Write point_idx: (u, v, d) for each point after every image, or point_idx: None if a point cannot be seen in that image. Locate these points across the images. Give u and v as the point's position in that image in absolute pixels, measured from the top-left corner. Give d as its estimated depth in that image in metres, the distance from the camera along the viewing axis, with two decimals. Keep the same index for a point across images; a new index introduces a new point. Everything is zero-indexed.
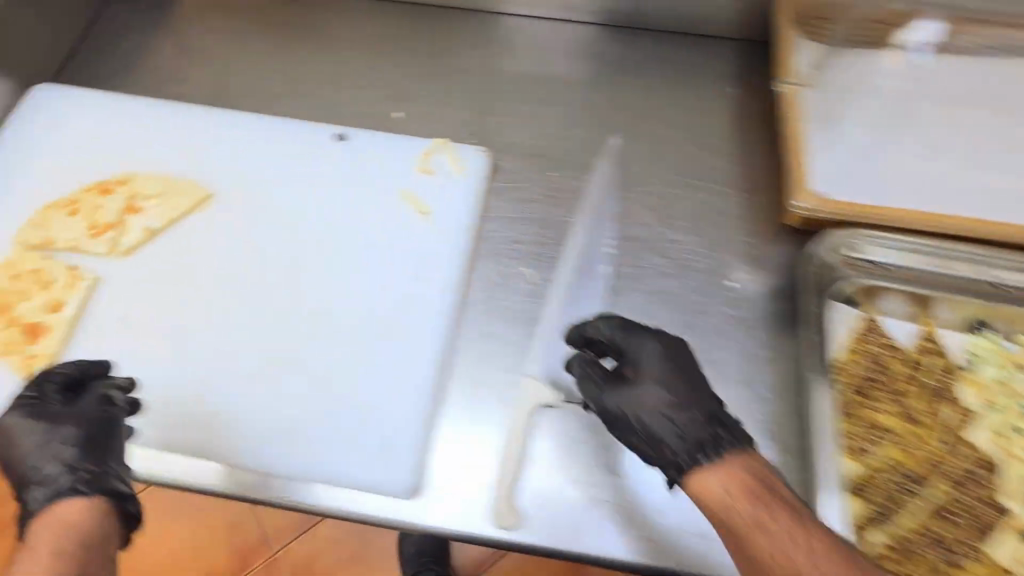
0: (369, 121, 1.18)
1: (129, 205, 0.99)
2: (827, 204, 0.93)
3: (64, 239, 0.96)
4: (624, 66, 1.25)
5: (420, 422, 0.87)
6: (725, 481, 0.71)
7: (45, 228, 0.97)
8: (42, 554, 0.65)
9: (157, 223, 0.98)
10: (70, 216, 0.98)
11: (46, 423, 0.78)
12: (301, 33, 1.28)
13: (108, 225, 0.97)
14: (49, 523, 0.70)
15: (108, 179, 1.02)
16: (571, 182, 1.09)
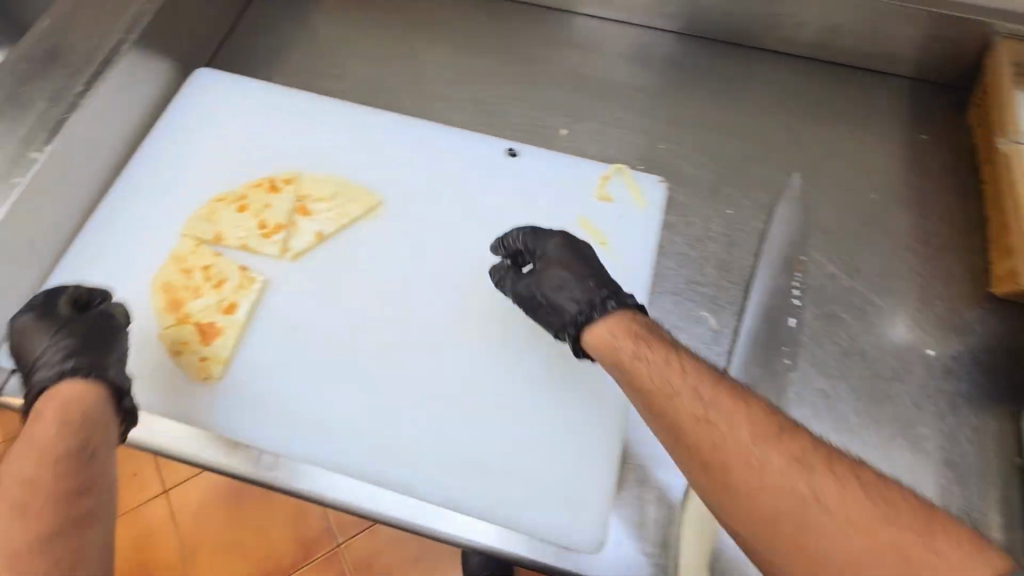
0: (532, 136, 1.11)
1: (300, 206, 0.95)
2: None
3: (234, 237, 0.92)
4: (806, 98, 1.11)
5: (605, 471, 0.84)
6: (612, 330, 0.80)
7: (214, 223, 0.93)
8: (29, 439, 0.66)
9: (328, 230, 0.94)
10: (238, 212, 0.94)
11: (54, 324, 0.77)
12: (457, 33, 1.22)
13: (277, 225, 0.93)
14: (48, 408, 0.69)
15: (276, 175, 0.98)
16: (752, 222, 1.02)
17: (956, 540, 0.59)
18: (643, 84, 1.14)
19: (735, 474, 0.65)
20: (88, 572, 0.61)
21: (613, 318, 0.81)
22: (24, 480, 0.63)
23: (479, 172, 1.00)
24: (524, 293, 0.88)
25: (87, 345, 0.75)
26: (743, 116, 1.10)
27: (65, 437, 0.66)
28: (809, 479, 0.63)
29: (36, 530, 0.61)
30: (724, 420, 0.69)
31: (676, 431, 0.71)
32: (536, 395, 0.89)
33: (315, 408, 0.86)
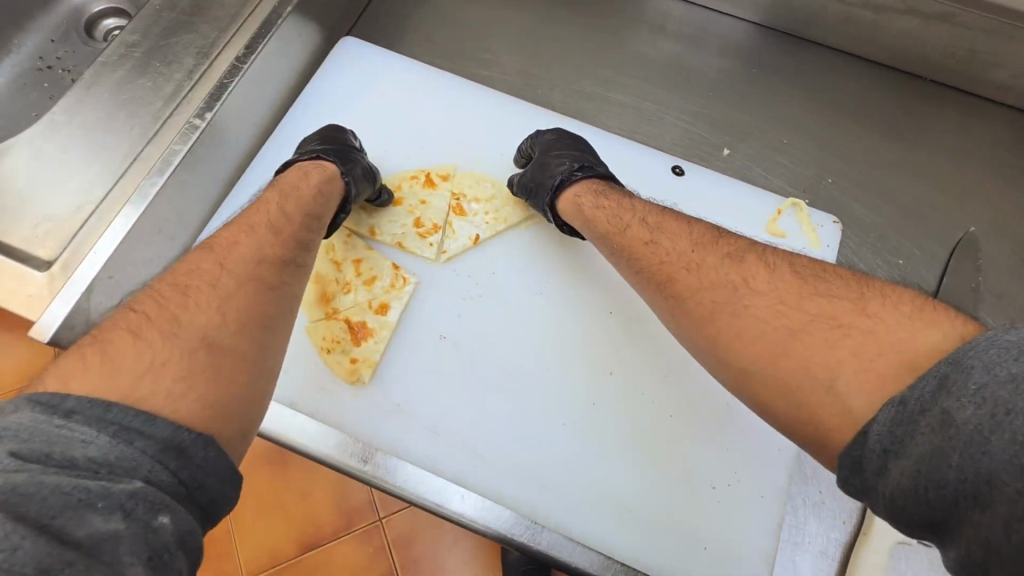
0: (690, 150, 1.05)
1: (455, 205, 0.90)
2: None
3: (389, 233, 0.87)
4: (982, 143, 1.06)
5: (772, 531, 0.77)
6: (579, 191, 0.84)
7: (370, 215, 0.89)
8: (256, 238, 0.72)
9: (485, 235, 0.88)
10: (394, 206, 0.89)
11: (339, 136, 0.87)
12: (610, 27, 1.14)
13: (434, 225, 0.88)
14: (313, 174, 0.81)
15: (430, 170, 0.92)
16: (920, 272, 0.97)
17: (904, 323, 0.56)
18: (811, 108, 1.08)
19: (738, 333, 0.64)
20: (226, 400, 0.57)
21: (580, 180, 0.85)
22: (280, 223, 0.74)
23: (642, 190, 0.94)
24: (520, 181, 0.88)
25: (365, 173, 0.83)
26: (912, 162, 1.05)
27: (275, 269, 0.70)
28: (799, 300, 0.63)
29: (227, 330, 0.61)
30: (718, 260, 0.72)
31: (652, 275, 0.75)
32: (702, 442, 0.80)
33: (462, 424, 0.79)
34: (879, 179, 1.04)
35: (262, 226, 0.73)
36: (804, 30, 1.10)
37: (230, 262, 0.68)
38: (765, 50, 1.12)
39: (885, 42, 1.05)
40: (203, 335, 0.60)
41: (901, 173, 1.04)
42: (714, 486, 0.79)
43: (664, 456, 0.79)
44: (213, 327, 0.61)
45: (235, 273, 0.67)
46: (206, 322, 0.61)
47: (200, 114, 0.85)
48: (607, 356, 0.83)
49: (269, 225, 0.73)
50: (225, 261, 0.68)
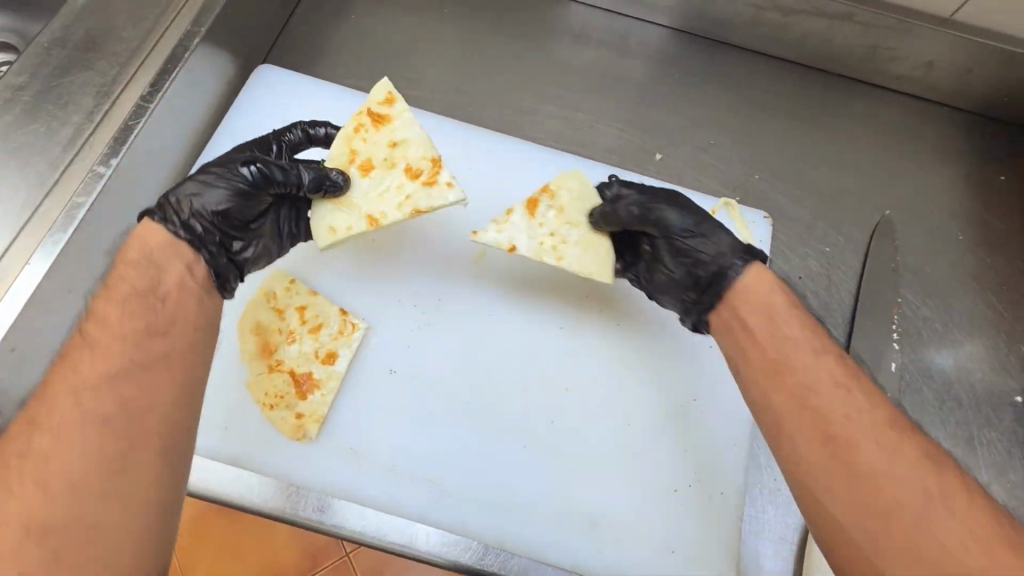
0: (622, 157, 1.07)
1: (429, 159, 0.78)
2: None
3: (391, 210, 0.77)
4: (885, 133, 1.14)
5: (734, 531, 0.78)
6: (757, 283, 0.72)
7: (349, 206, 0.77)
8: (112, 345, 0.58)
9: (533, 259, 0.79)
10: (363, 177, 0.78)
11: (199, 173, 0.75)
12: (537, 38, 1.14)
13: (422, 167, 0.78)
14: (131, 246, 0.66)
15: (377, 116, 0.80)
16: (844, 259, 1.02)
17: None
18: (738, 108, 1.12)
19: (840, 466, 0.58)
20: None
21: (757, 267, 0.73)
22: (125, 324, 0.60)
23: None
24: (666, 220, 0.77)
25: (223, 193, 0.70)
26: (833, 156, 1.11)
27: (145, 377, 0.58)
28: (935, 477, 0.54)
29: (62, 496, 0.50)
30: (809, 344, 0.66)
31: (816, 418, 0.61)
32: (663, 449, 0.80)
33: (422, 459, 0.76)
34: (806, 173, 1.09)
35: (105, 331, 0.59)
36: (726, 33, 1.15)
37: (83, 389, 0.55)
38: (687, 54, 1.15)
39: (797, 44, 1.13)
40: (64, 495, 0.50)
41: (825, 166, 1.10)
42: (676, 487, 0.79)
43: (629, 465, 0.79)
44: (78, 480, 0.51)
45: (87, 401, 0.54)
46: (59, 486, 0.50)
47: (105, 161, 0.79)
48: (565, 379, 0.81)
49: (123, 329, 0.59)
50: (43, 406, 0.53)
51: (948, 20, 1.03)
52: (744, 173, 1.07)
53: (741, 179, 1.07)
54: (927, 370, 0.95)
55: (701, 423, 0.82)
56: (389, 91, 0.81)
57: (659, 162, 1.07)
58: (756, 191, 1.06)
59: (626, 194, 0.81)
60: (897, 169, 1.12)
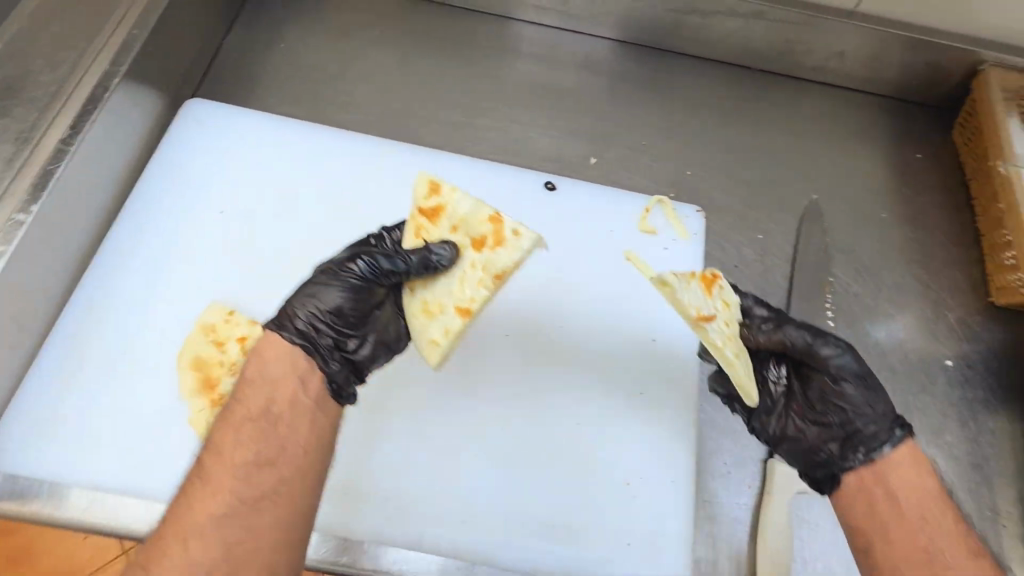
0: (559, 164, 1.09)
1: (494, 224, 0.76)
2: None
3: (475, 288, 0.74)
4: (807, 122, 1.20)
5: (687, 519, 0.80)
6: (903, 460, 0.67)
7: (437, 313, 0.74)
8: (226, 478, 0.59)
9: (713, 342, 0.73)
10: (442, 275, 0.75)
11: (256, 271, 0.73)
12: (468, 55, 1.17)
13: (484, 235, 0.76)
14: (250, 374, 0.65)
15: (433, 207, 0.78)
16: (778, 245, 1.07)
17: None
18: (669, 108, 1.17)
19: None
20: None
21: (911, 446, 0.68)
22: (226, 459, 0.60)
23: (521, 210, 0.97)
24: (842, 362, 0.72)
25: (343, 290, 0.72)
26: (761, 148, 1.16)
27: (256, 506, 0.59)
28: None
29: None
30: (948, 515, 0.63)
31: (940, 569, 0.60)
32: (612, 444, 0.82)
33: (376, 478, 0.77)
34: (737, 166, 1.13)
35: (217, 464, 0.60)
36: (650, 38, 1.20)
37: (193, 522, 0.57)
38: (615, 60, 1.20)
39: (718, 42, 1.19)
40: None
41: (755, 157, 1.14)
42: (628, 480, 0.81)
43: (580, 464, 0.80)
44: None
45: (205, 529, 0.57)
46: None
47: (23, 209, 0.76)
48: (511, 385, 0.83)
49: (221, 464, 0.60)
50: (177, 547, 0.56)
51: (854, 12, 1.11)
52: (678, 170, 1.11)
53: (677, 176, 1.10)
54: (861, 343, 1.00)
55: (648, 415, 0.84)
56: (426, 179, 0.78)
57: (596, 165, 1.10)
58: (691, 187, 1.10)
59: (768, 312, 0.76)
60: (822, 155, 1.17)
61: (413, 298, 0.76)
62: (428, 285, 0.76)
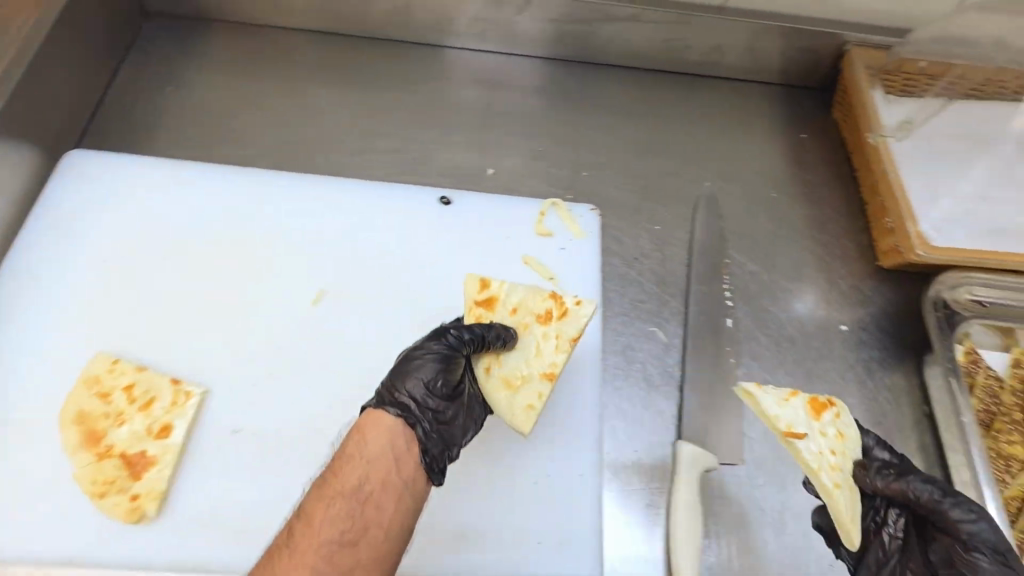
0: (458, 178, 1.11)
1: (552, 299, 0.83)
2: (940, 252, 0.98)
3: (553, 354, 0.79)
4: (697, 114, 1.25)
5: (596, 513, 0.80)
6: None
7: (521, 385, 0.78)
8: (310, 554, 0.57)
9: (808, 465, 0.74)
10: (514, 350, 0.80)
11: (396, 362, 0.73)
12: (361, 81, 1.19)
13: (546, 310, 0.82)
14: (352, 445, 0.63)
15: (490, 293, 0.83)
16: (675, 234, 1.10)
17: None
18: (562, 114, 1.20)
19: None
20: None
21: None
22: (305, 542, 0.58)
23: (418, 224, 0.96)
24: (977, 530, 0.66)
25: (424, 371, 0.71)
26: (655, 143, 1.21)
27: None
28: None
29: None
30: None
31: None
32: (517, 447, 0.82)
33: (274, 510, 0.75)
34: (633, 162, 1.18)
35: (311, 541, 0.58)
36: (538, 49, 1.24)
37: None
38: (506, 74, 1.23)
39: (602, 47, 1.23)
40: None
41: (649, 152, 1.19)
42: (535, 474, 0.81)
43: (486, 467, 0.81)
44: None
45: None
46: None
47: None
48: None
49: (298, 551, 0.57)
50: None
51: (722, 7, 1.17)
52: (576, 171, 1.15)
53: (574, 177, 1.14)
54: (761, 319, 1.03)
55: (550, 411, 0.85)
56: (478, 278, 0.84)
57: (495, 176, 1.12)
58: (589, 186, 1.13)
59: (890, 458, 0.75)
60: (713, 143, 1.23)
61: (490, 377, 0.78)
62: (501, 360, 0.79)
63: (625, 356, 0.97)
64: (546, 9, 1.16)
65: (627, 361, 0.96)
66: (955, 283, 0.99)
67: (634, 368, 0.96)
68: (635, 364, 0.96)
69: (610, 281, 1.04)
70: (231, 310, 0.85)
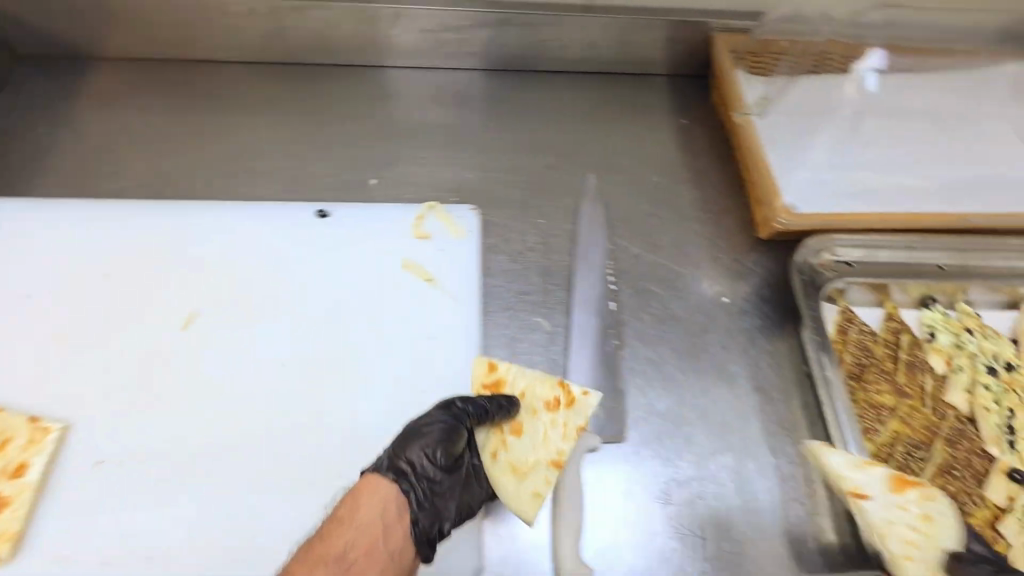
0: (341, 191, 1.12)
1: (558, 387, 0.85)
2: (800, 218, 1.03)
3: (561, 442, 0.82)
4: (580, 109, 1.29)
5: None
6: None
7: (528, 472, 0.81)
8: None
9: (873, 522, 0.81)
10: (522, 438, 0.83)
11: (411, 431, 0.79)
12: (242, 105, 1.20)
13: (555, 397, 0.84)
14: (355, 506, 0.69)
15: (498, 379, 0.88)
16: (559, 226, 1.13)
17: None
18: (446, 120, 1.23)
19: None
20: None
21: None
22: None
23: (295, 242, 0.99)
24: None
25: (426, 441, 0.77)
26: (538, 141, 1.23)
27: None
28: None
29: None
30: None
31: None
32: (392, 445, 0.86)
33: (160, 535, 0.77)
34: (516, 162, 1.20)
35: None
36: (419, 60, 1.27)
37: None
38: (389, 87, 1.25)
39: (480, 53, 1.27)
40: None
41: (531, 150, 1.22)
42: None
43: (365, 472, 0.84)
44: None
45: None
46: None
47: None
48: (287, 411, 0.87)
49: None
50: None
51: (588, 5, 1.21)
52: (459, 176, 1.17)
53: (458, 182, 1.16)
54: (644, 299, 1.06)
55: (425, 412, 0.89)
56: (486, 360, 0.89)
57: (378, 187, 1.14)
58: (473, 190, 1.15)
59: (984, 550, 0.79)
60: (595, 136, 1.26)
61: (495, 464, 0.82)
62: (507, 445, 0.83)
63: (510, 347, 0.98)
64: (418, 21, 1.19)
65: (511, 355, 0.98)
66: (818, 246, 1.04)
67: (520, 358, 0.98)
68: (519, 357, 0.98)
69: (493, 278, 1.05)
70: (114, 349, 0.88)
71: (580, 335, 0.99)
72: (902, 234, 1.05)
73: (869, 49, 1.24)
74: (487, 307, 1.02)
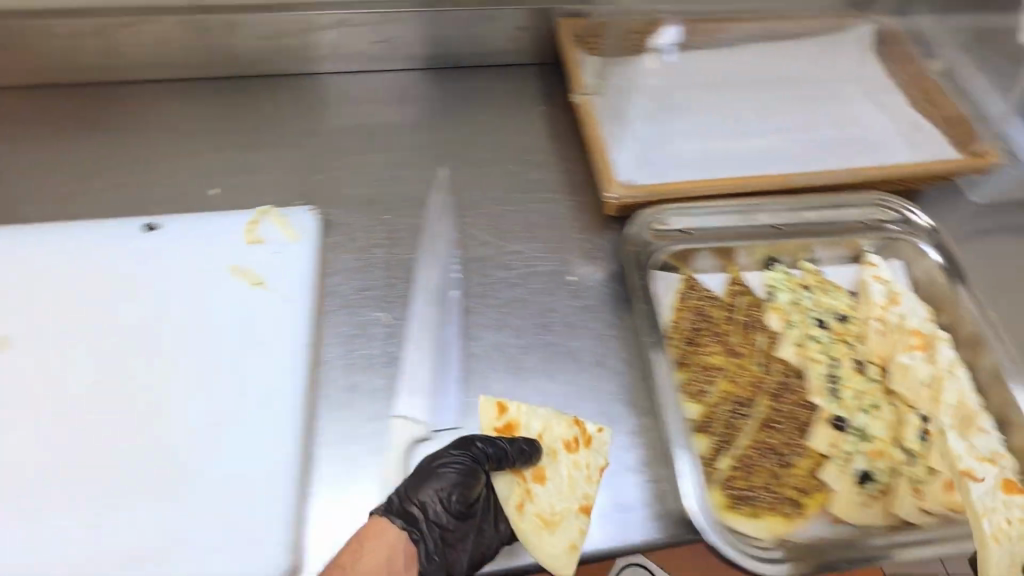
0: (182, 203, 1.10)
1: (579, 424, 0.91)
2: (634, 190, 1.04)
3: (586, 486, 0.86)
4: (434, 105, 1.29)
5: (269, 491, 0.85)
6: None
7: (549, 527, 0.83)
8: None
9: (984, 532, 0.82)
10: (546, 484, 0.87)
11: (422, 475, 0.82)
12: (83, 127, 1.18)
13: (572, 437, 0.90)
14: (372, 553, 0.76)
15: (502, 424, 0.91)
16: (408, 220, 1.13)
17: None
18: (297, 127, 1.23)
19: None
20: None
21: None
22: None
23: (119, 252, 1.03)
24: None
25: (442, 483, 0.81)
26: (416, 146, 1.25)
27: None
28: None
29: None
30: None
31: None
32: (194, 445, 0.88)
33: None
34: (393, 167, 1.21)
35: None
36: (270, 70, 1.27)
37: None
38: (237, 98, 1.25)
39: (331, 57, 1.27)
40: None
41: (409, 156, 1.23)
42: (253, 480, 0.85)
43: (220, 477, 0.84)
44: None
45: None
46: None
47: None
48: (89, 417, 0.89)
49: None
50: None
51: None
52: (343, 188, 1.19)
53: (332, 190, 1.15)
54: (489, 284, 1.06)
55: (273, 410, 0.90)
56: (494, 402, 0.93)
57: (246, 202, 1.14)
58: (349, 197, 1.15)
59: None
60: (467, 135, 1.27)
61: (453, 508, 0.79)
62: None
63: (347, 345, 0.97)
64: (258, 27, 1.18)
65: (361, 357, 0.97)
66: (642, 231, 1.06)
67: (356, 355, 0.97)
68: (374, 355, 0.97)
69: (357, 283, 1.05)
70: None
71: (421, 325, 0.99)
72: (735, 199, 1.08)
73: (664, 25, 1.29)
74: (345, 310, 1.02)
